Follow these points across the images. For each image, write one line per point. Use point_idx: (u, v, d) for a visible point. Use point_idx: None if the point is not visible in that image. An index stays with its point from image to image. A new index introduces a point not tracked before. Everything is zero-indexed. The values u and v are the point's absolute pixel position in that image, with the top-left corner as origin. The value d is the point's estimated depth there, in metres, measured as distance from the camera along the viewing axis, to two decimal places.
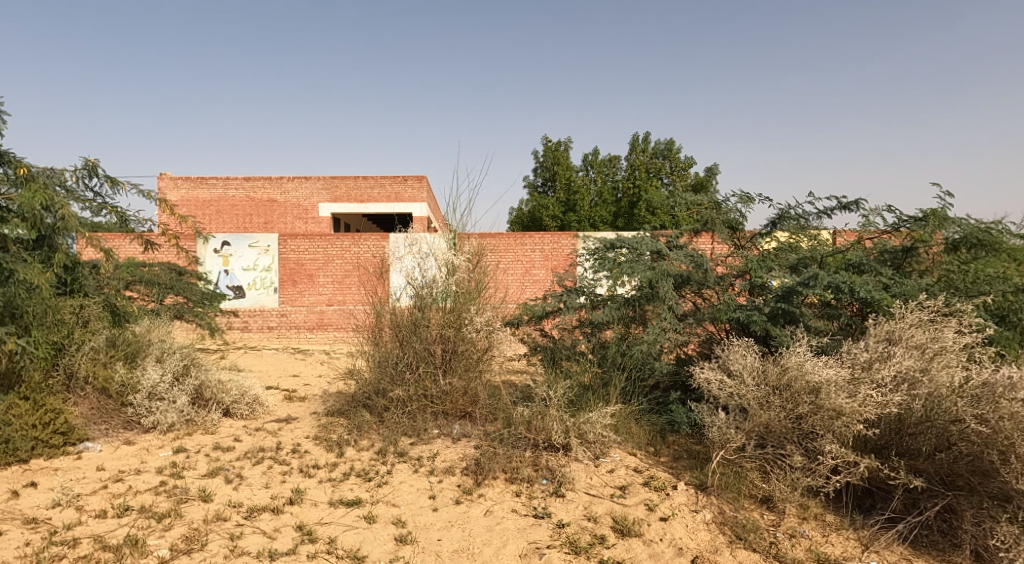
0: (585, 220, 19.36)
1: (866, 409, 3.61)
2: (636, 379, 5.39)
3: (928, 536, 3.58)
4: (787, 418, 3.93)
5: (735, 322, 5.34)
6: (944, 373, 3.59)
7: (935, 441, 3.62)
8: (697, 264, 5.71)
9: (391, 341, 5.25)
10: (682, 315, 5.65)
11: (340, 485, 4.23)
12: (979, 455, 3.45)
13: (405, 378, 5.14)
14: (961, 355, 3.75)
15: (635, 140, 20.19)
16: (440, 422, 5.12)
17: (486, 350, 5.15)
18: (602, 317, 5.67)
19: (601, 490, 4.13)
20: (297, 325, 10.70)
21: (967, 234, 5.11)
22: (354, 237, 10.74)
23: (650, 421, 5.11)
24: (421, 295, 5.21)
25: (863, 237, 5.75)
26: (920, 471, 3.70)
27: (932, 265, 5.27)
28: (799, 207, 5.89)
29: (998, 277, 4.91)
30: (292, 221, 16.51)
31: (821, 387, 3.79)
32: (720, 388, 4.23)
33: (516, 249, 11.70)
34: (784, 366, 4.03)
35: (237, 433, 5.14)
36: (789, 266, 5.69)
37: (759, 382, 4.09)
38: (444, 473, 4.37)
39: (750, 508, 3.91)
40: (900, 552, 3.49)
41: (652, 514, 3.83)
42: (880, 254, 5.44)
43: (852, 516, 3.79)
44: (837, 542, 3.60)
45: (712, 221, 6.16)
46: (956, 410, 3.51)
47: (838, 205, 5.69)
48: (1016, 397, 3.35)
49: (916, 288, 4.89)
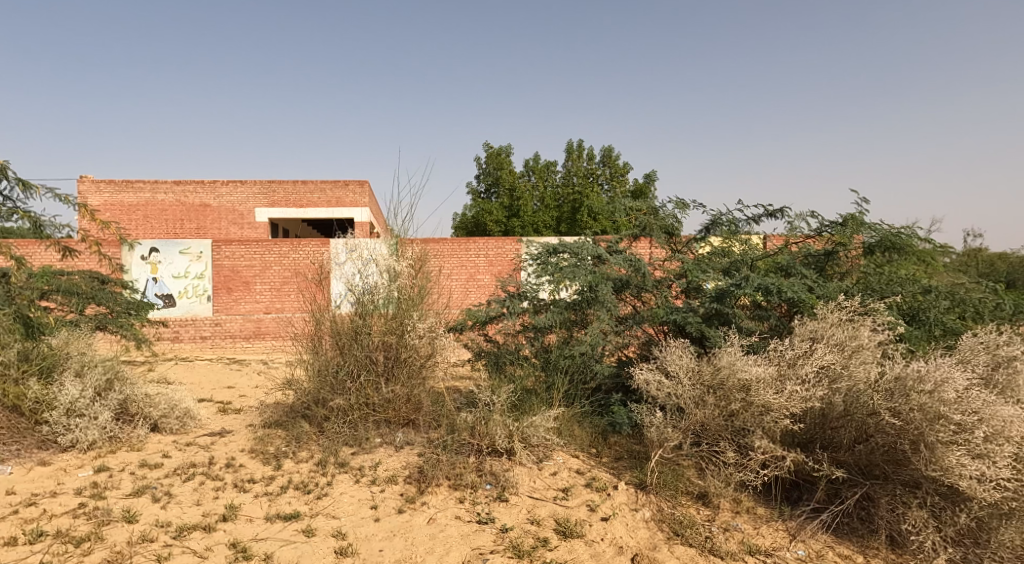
0: (528, 226, 19.49)
1: (792, 404, 3.79)
2: (578, 382, 5.49)
3: (848, 524, 3.80)
4: (720, 416, 4.10)
5: (671, 323, 5.52)
6: (861, 369, 3.80)
7: (855, 433, 3.83)
8: (636, 269, 5.89)
9: (332, 349, 5.15)
10: (622, 317, 5.80)
11: (277, 499, 4.10)
12: (893, 445, 3.66)
13: (346, 386, 5.02)
14: (876, 351, 3.98)
15: (573, 146, 20.56)
16: (383, 430, 5.03)
17: (430, 357, 5.13)
18: (545, 321, 5.75)
19: (544, 493, 4.17)
20: (233, 335, 10.31)
21: (882, 238, 5.43)
22: (293, 243, 10.47)
23: (592, 423, 5.19)
24: (362, 302, 5.15)
25: (790, 241, 6.05)
26: (842, 462, 3.91)
27: (851, 267, 5.61)
28: (730, 214, 6.15)
29: (909, 280, 5.28)
30: (226, 226, 15.91)
31: (751, 384, 3.96)
32: (658, 388, 4.35)
33: (460, 254, 11.68)
34: (717, 365, 4.19)
35: (166, 448, 4.91)
36: (722, 269, 5.97)
37: (694, 381, 4.24)
38: (386, 482, 4.31)
39: (687, 505, 4.05)
40: (824, 540, 3.70)
41: (594, 514, 3.91)
42: (805, 258, 5.75)
43: (780, 508, 3.97)
44: (767, 533, 3.76)
45: (649, 226, 6.38)
46: (873, 404, 3.71)
47: (765, 213, 5.98)
48: (924, 389, 3.51)
49: (837, 290, 5.19)
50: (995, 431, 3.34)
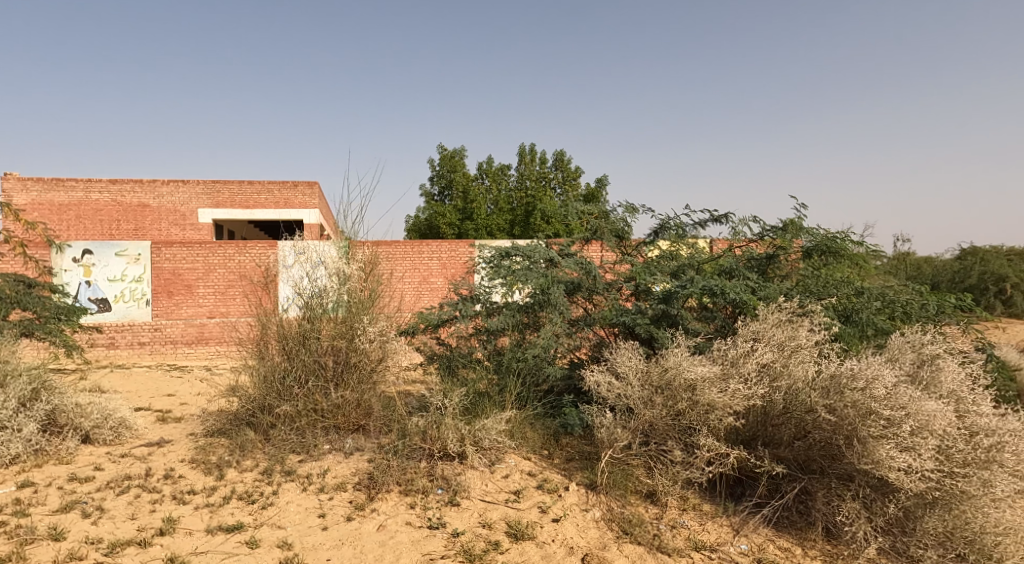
0: (482, 229, 19.48)
1: (735, 403, 3.91)
2: (529, 384, 5.49)
3: (788, 517, 3.95)
4: (668, 416, 4.19)
5: (621, 325, 5.62)
6: (800, 368, 3.95)
7: (794, 430, 3.98)
8: (587, 271, 6.02)
9: (279, 354, 5.01)
10: (574, 320, 5.86)
11: (219, 510, 3.96)
12: (829, 441, 3.81)
13: (294, 393, 4.90)
14: (813, 350, 4.14)
15: (526, 150, 20.68)
16: (332, 437, 4.92)
17: (380, 361, 5.05)
18: (498, 324, 5.76)
19: (496, 496, 4.17)
20: (173, 340, 9.91)
21: (818, 242, 5.70)
22: (239, 245, 10.15)
23: (544, 425, 5.19)
24: (310, 306, 5.04)
25: (734, 245, 6.27)
26: (782, 458, 4.05)
27: (791, 270, 5.84)
28: (677, 218, 6.34)
29: (843, 282, 5.54)
30: (166, 228, 15.29)
31: (696, 384, 4.06)
32: (608, 389, 4.41)
33: (413, 257, 11.57)
34: (665, 366, 4.29)
35: (98, 461, 4.68)
36: (670, 272, 6.13)
37: (643, 382, 4.32)
38: (335, 490, 4.22)
39: (635, 504, 4.12)
40: (765, 533, 3.83)
41: (545, 516, 3.93)
42: (748, 261, 5.96)
43: (725, 504, 4.09)
44: (712, 529, 3.86)
45: (600, 230, 6.50)
46: (810, 401, 3.86)
47: (711, 218, 6.17)
48: (857, 387, 3.68)
49: (778, 292, 5.38)
50: (920, 424, 3.50)
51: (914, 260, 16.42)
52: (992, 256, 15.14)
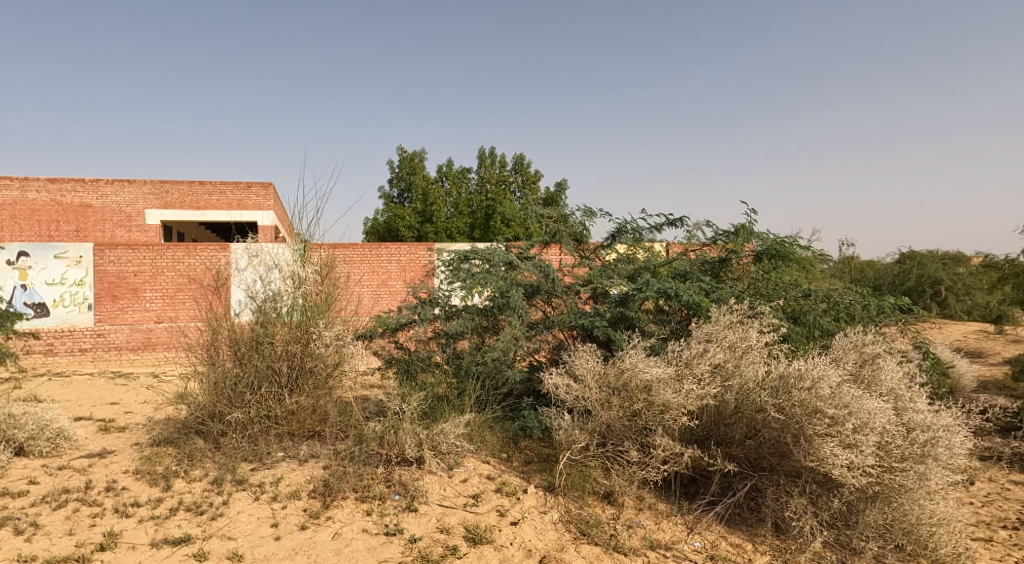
0: (441, 232, 19.40)
1: (689, 403, 3.99)
2: (489, 387, 5.50)
3: (739, 514, 4.06)
4: (624, 417, 4.25)
5: (580, 328, 5.67)
6: (750, 368, 4.06)
7: (745, 429, 4.09)
8: (546, 275, 6.05)
9: (230, 359, 4.87)
10: (533, 323, 5.89)
11: (164, 523, 3.82)
12: (778, 439, 3.93)
13: (245, 399, 4.76)
14: (763, 351, 4.26)
15: (486, 153, 20.69)
16: (286, 444, 4.81)
17: (337, 366, 4.97)
18: (457, 327, 5.74)
19: (454, 500, 4.14)
20: (118, 346, 9.52)
21: (768, 246, 5.90)
22: (188, 247, 9.83)
23: (503, 428, 5.21)
24: (263, 310, 4.91)
25: (688, 249, 6.42)
26: (734, 456, 4.16)
27: (742, 274, 6.02)
28: (634, 222, 6.44)
29: (791, 285, 5.74)
30: (111, 229, 14.69)
31: (652, 384, 4.13)
32: (566, 391, 4.44)
33: (371, 260, 11.43)
34: (621, 367, 4.34)
35: (33, 474, 4.45)
36: (627, 276, 6.23)
37: (601, 384, 4.36)
38: (288, 498, 4.12)
39: (593, 504, 4.16)
40: (717, 530, 3.93)
41: (503, 519, 3.93)
42: (701, 265, 6.12)
43: (679, 503, 4.18)
44: (667, 528, 3.93)
45: (559, 234, 6.56)
46: (760, 401, 3.97)
47: (666, 222, 6.30)
48: (804, 386, 3.80)
49: (730, 294, 5.53)
50: (862, 422, 3.63)
51: (858, 264, 17.13)
52: (928, 259, 15.93)
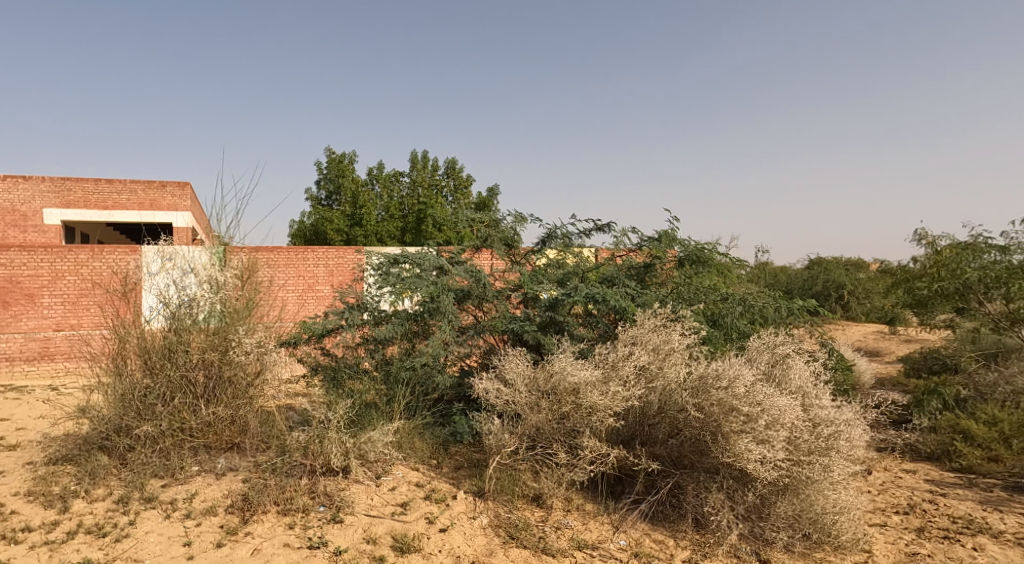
0: (371, 235, 19.03)
1: (615, 404, 4.07)
2: (419, 394, 5.44)
3: (662, 511, 4.20)
4: (553, 419, 4.30)
5: (510, 332, 5.68)
6: (673, 370, 4.20)
7: (668, 428, 4.22)
8: (477, 279, 6.03)
9: (139, 370, 4.57)
10: (463, 328, 5.87)
11: (61, 548, 3.55)
12: (698, 437, 4.08)
13: (156, 411, 4.47)
14: (684, 353, 4.43)
15: (417, 157, 20.49)
16: (201, 457, 4.57)
17: (258, 375, 4.76)
18: (385, 333, 5.64)
19: (382, 509, 4.05)
20: (10, 357, 8.75)
21: (689, 252, 6.17)
22: (93, 250, 9.18)
23: (433, 434, 5.15)
24: (177, 316, 4.64)
25: (616, 254, 6.59)
26: (657, 455, 4.29)
27: (666, 278, 6.24)
28: (564, 227, 6.55)
29: (711, 289, 6.00)
30: (3, 229, 13.51)
31: (579, 387, 4.20)
32: (496, 395, 4.44)
33: (297, 264, 11.05)
34: (550, 371, 4.39)
35: None
36: (557, 280, 6.33)
37: (530, 387, 4.39)
38: (203, 515, 3.90)
39: (522, 508, 4.18)
40: (641, 528, 4.04)
41: (432, 527, 3.88)
42: (628, 270, 6.32)
43: (606, 503, 4.28)
44: (594, 528, 4.01)
45: (490, 238, 6.61)
46: (682, 401, 4.11)
47: (595, 227, 6.44)
48: (721, 386, 3.96)
49: (654, 298, 5.71)
50: (773, 418, 3.82)
51: (772, 269, 18.12)
52: (834, 265, 17.08)
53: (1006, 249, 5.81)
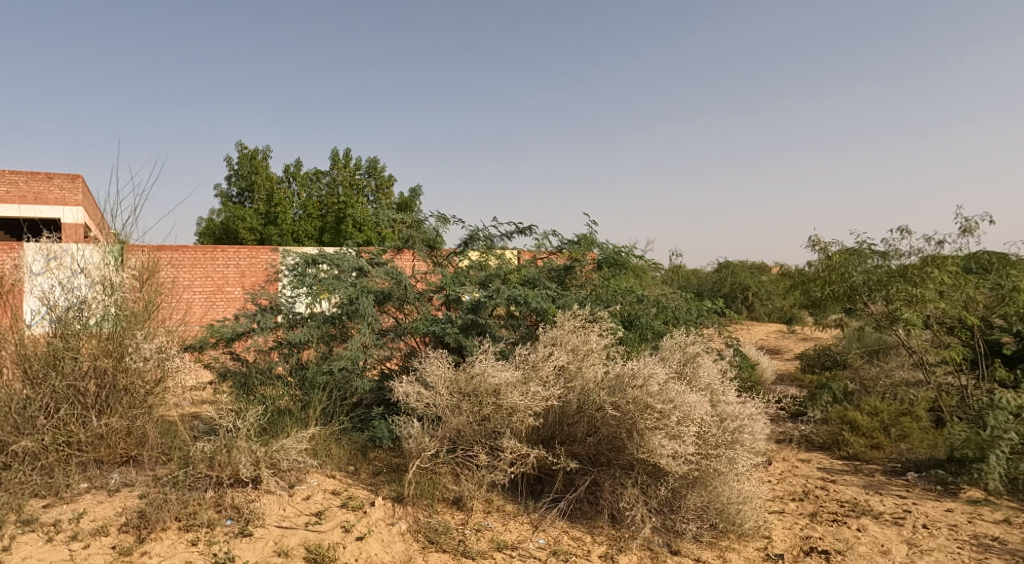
0: (287, 235, 18.32)
1: (534, 404, 4.09)
2: (336, 398, 5.26)
3: (580, 508, 4.29)
4: (474, 421, 4.29)
5: (432, 335, 5.60)
6: (591, 370, 4.28)
7: (586, 427, 4.31)
8: (397, 281, 5.90)
9: (19, 380, 4.18)
10: (384, 330, 5.76)
11: None
12: (614, 435, 4.19)
13: (37, 425, 4.07)
14: (602, 353, 4.53)
15: (337, 155, 19.91)
16: (91, 474, 4.21)
17: (158, 382, 4.45)
18: (301, 336, 5.41)
19: (295, 520, 3.89)
20: None
21: (607, 255, 6.38)
22: None
23: (351, 440, 5.00)
24: (64, 320, 4.26)
25: (537, 256, 6.69)
26: (576, 454, 4.38)
27: (585, 281, 6.38)
28: (486, 229, 6.61)
29: (627, 291, 6.20)
30: None
31: (500, 388, 4.20)
32: (417, 398, 4.38)
33: (205, 264, 10.45)
34: (471, 373, 4.37)
35: None
36: (478, 282, 6.33)
37: (451, 390, 4.36)
38: (93, 536, 3.60)
39: (442, 511, 4.15)
40: (560, 526, 4.11)
41: (348, 535, 3.76)
42: (549, 272, 6.42)
43: (526, 503, 4.33)
44: (513, 528, 4.04)
45: (412, 239, 6.54)
46: (599, 400, 4.20)
47: (516, 230, 6.52)
48: (636, 384, 4.09)
49: (573, 300, 5.82)
50: (684, 414, 3.98)
51: (684, 272, 18.96)
52: (740, 269, 18.11)
53: (887, 254, 6.34)
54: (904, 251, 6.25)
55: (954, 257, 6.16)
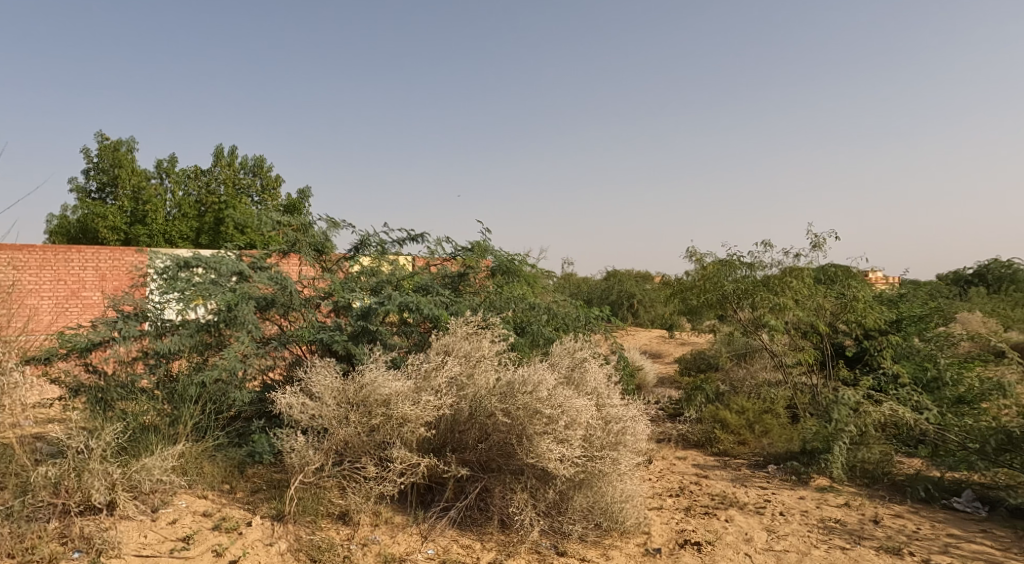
0: (158, 234, 16.88)
1: (425, 414, 4.04)
2: (211, 412, 4.88)
3: (471, 515, 4.30)
4: (362, 433, 4.15)
5: (318, 343, 5.39)
6: (483, 377, 4.30)
7: (477, 434, 4.31)
8: (282, 287, 5.63)
9: None
10: (266, 339, 5.45)
11: None
12: (505, 441, 4.22)
13: None
14: (494, 360, 4.56)
15: (219, 151, 18.62)
16: None
17: None
18: (170, 346, 5.00)
19: (158, 547, 3.57)
20: None
21: (501, 262, 6.48)
22: None
23: (226, 456, 4.66)
24: None
25: (430, 262, 6.67)
26: (467, 461, 4.37)
27: (479, 287, 6.41)
28: (377, 234, 6.48)
29: (519, 298, 6.30)
30: None
31: (391, 398, 4.10)
32: (301, 411, 4.17)
33: (57, 265, 9.37)
34: (361, 382, 4.24)
35: None
36: (370, 288, 6.17)
37: (338, 400, 4.20)
38: None
39: (326, 527, 3.99)
40: (450, 534, 4.09)
41: (220, 560, 3.51)
42: (443, 279, 6.40)
43: (415, 513, 4.26)
44: (402, 540, 3.97)
45: (299, 243, 6.28)
46: (491, 407, 4.22)
47: (409, 236, 6.47)
48: (526, 390, 4.15)
49: (466, 307, 5.85)
50: (571, 418, 4.08)
51: (575, 280, 19.61)
52: (627, 278, 19.05)
53: (753, 266, 6.91)
54: (767, 263, 6.87)
55: (809, 269, 6.80)
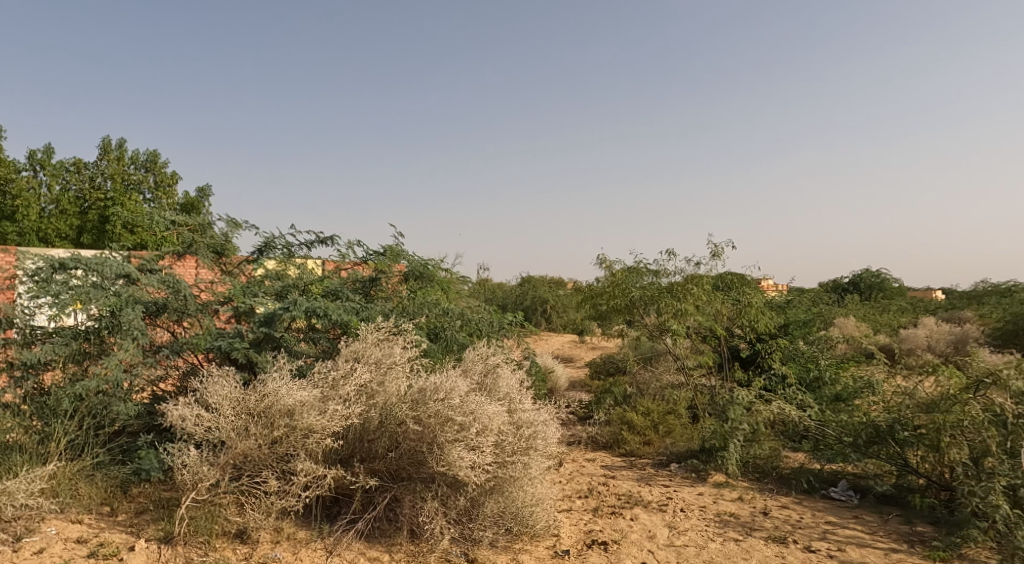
0: (30, 232, 15.34)
1: (332, 424, 3.89)
2: (90, 428, 4.46)
3: (379, 527, 4.20)
4: (263, 445, 3.91)
5: (216, 351, 5.06)
6: (394, 384, 4.19)
7: (387, 443, 4.19)
8: (175, 290, 5.24)
9: None
10: (156, 346, 5.09)
11: None
12: (415, 449, 4.14)
13: None
14: (405, 367, 4.46)
15: (106, 142, 17.09)
16: None
17: None
18: (40, 355, 4.52)
19: None
20: None
21: (414, 267, 6.39)
22: None
23: (107, 474, 4.28)
24: None
25: (340, 266, 6.47)
26: (376, 471, 4.25)
27: (392, 292, 6.29)
28: (283, 237, 6.20)
29: (433, 304, 6.25)
30: None
31: (295, 408, 3.91)
32: (195, 423, 3.88)
33: None
34: (263, 392, 4.01)
35: None
36: (275, 293, 5.89)
37: (237, 411, 3.96)
38: None
39: (221, 547, 3.77)
40: (356, 548, 3.98)
41: None
42: (354, 283, 6.24)
43: (320, 527, 4.11)
44: (304, 556, 3.81)
45: (195, 244, 5.88)
46: (401, 415, 4.12)
47: (317, 239, 6.25)
48: (438, 398, 4.08)
49: (378, 312, 5.71)
50: (483, 425, 4.05)
51: (490, 285, 19.74)
52: (540, 284, 19.41)
53: (658, 273, 7.22)
54: (671, 271, 7.19)
55: (709, 277, 7.18)
